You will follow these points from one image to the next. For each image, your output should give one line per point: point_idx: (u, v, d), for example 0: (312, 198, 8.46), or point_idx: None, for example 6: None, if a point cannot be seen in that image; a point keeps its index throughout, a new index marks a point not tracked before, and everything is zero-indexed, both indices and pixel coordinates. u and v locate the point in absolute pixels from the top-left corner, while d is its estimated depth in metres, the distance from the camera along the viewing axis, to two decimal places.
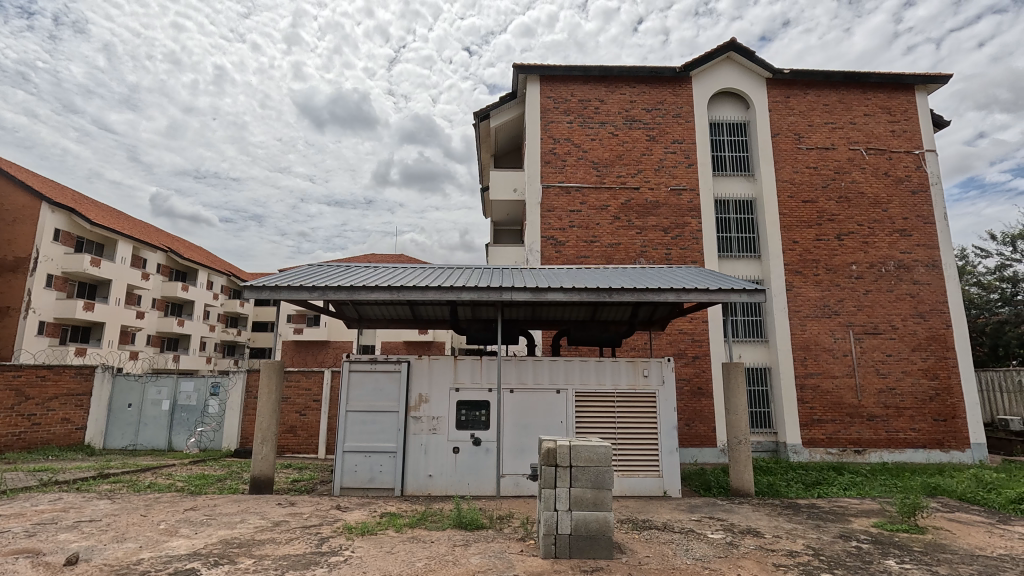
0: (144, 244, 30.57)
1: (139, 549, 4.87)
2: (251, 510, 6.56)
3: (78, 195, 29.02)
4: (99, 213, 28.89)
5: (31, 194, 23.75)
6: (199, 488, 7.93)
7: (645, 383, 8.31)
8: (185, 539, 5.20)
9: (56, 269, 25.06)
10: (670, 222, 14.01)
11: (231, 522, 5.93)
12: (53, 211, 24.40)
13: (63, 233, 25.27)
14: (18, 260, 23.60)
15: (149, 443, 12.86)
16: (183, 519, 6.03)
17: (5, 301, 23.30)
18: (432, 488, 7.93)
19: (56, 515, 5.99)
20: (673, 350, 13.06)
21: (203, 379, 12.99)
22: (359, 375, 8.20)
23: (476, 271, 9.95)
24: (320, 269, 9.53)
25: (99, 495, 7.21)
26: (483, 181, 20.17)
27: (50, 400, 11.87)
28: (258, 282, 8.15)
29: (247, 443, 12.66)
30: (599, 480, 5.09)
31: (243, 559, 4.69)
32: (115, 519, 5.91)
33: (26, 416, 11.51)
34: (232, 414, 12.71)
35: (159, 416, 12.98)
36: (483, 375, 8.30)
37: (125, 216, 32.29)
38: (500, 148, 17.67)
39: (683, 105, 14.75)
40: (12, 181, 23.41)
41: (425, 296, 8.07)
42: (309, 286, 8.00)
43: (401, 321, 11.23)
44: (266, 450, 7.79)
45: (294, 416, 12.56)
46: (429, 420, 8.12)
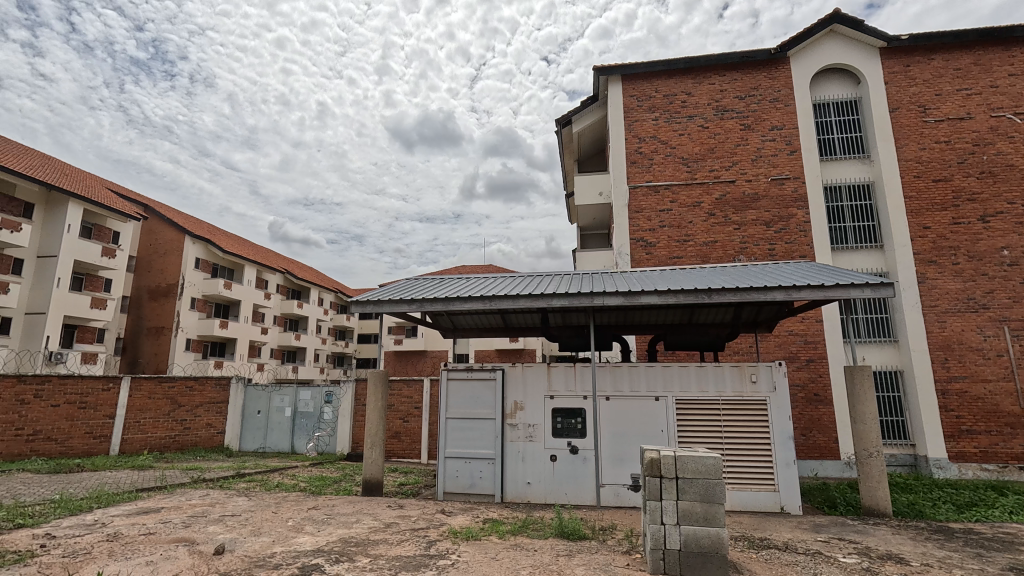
0: (266, 268, 34.20)
1: (272, 543, 5.38)
2: (365, 511, 7.00)
3: (214, 229, 33.38)
4: (231, 242, 32.91)
5: (177, 229, 27.87)
6: (319, 489, 8.62)
7: (753, 389, 7.71)
8: (310, 536, 5.66)
9: (198, 293, 28.82)
10: (772, 215, 12.99)
11: (347, 521, 6.36)
12: (195, 243, 28.32)
13: (203, 261, 29.15)
14: (169, 286, 27.53)
15: (275, 446, 14.22)
16: (308, 517, 6.58)
17: (161, 321, 27.21)
18: (531, 495, 7.94)
19: (206, 509, 6.81)
20: (782, 353, 12.03)
21: (318, 388, 14.18)
22: (456, 384, 8.46)
23: (565, 277, 9.88)
24: (417, 282, 10.01)
25: (237, 493, 8.09)
26: (567, 187, 20.09)
27: (197, 407, 13.61)
28: (363, 297, 8.72)
29: (357, 447, 13.57)
30: (710, 493, 4.77)
31: (359, 557, 5.00)
32: (252, 515, 6.59)
33: (179, 421, 13.28)
34: (343, 420, 13.71)
35: (283, 421, 14.31)
36: (577, 383, 8.19)
37: (250, 244, 36.45)
38: (583, 153, 17.52)
39: (780, 88, 13.67)
40: (164, 220, 27.90)
41: (516, 305, 8.15)
42: (408, 299, 8.42)
43: (494, 330, 11.45)
44: (375, 455, 8.28)
45: (398, 423, 13.26)
46: (525, 428, 8.15)
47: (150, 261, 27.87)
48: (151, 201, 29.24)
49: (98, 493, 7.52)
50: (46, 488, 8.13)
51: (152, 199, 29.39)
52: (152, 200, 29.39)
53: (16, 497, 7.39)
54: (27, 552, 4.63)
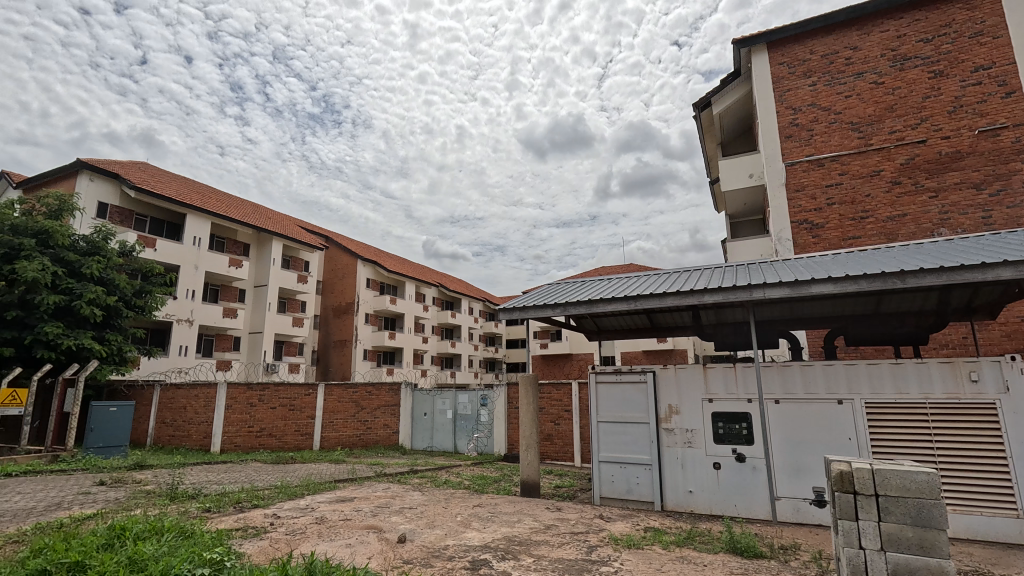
0: (422, 283, 37.67)
1: (444, 536, 5.84)
2: (525, 511, 7.24)
3: (380, 252, 37.94)
4: (393, 262, 37.03)
5: (351, 255, 32.39)
6: (482, 487, 9.15)
7: (976, 391, 6.27)
8: (477, 532, 6.02)
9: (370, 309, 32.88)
10: (985, 174, 10.53)
11: (510, 520, 6.63)
12: (365, 265, 32.63)
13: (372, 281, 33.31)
14: (348, 304, 31.91)
15: (441, 445, 15.44)
16: (474, 513, 7.01)
17: (344, 335, 31.62)
18: (694, 505, 7.46)
19: (389, 500, 7.66)
20: (1014, 344, 9.64)
21: (475, 392, 15.11)
22: (605, 387, 8.33)
23: (716, 270, 9.15)
24: (559, 287, 10.12)
25: (413, 487, 8.97)
26: (710, 174, 18.71)
27: (375, 410, 15.44)
28: (509, 304, 9.08)
29: (513, 449, 14.12)
30: (923, 517, 3.98)
31: (524, 556, 5.17)
32: (426, 508, 7.23)
33: (363, 421, 15.21)
34: (499, 422, 14.39)
35: (446, 423, 15.50)
36: (739, 385, 7.49)
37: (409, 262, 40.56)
38: (727, 135, 16.17)
39: (985, 18, 11.08)
40: (342, 248, 32.67)
41: (664, 304, 7.76)
42: (552, 304, 8.55)
43: (641, 331, 11.07)
44: (531, 456, 8.52)
45: (549, 425, 13.51)
46: (682, 433, 7.70)
47: (333, 283, 32.68)
48: (331, 233, 34.50)
49: (307, 482, 8.94)
50: (271, 476, 9.93)
51: (332, 232, 34.65)
52: (332, 233, 34.64)
53: (251, 482, 9.14)
54: (261, 528, 5.68)
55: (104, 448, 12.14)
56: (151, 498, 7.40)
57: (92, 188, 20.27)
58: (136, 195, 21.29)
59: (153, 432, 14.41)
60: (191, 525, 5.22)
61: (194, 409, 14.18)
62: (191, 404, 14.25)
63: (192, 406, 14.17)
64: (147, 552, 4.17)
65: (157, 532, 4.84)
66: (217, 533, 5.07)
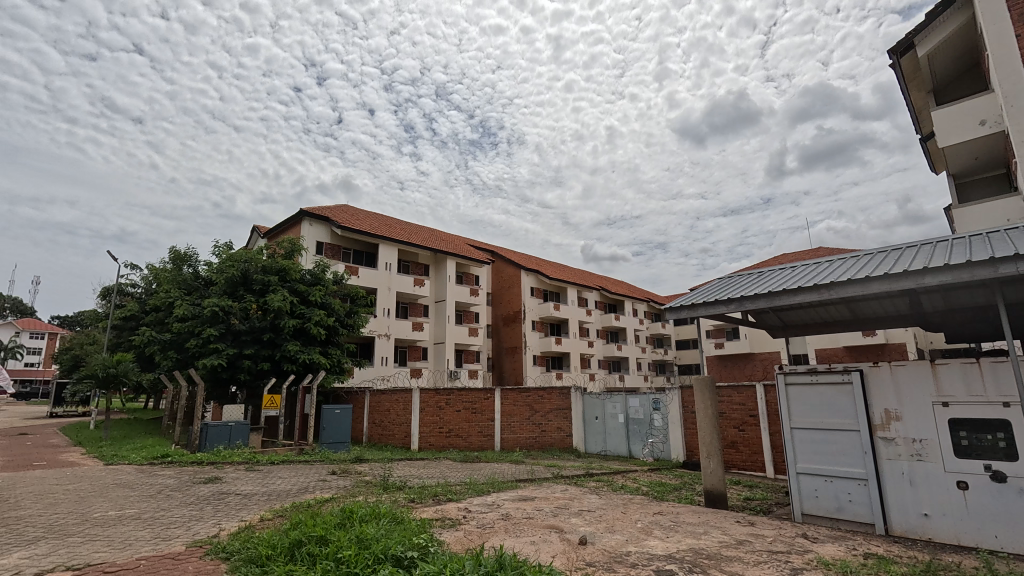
0: (584, 287, 37.89)
1: (626, 541, 5.75)
2: (712, 523, 6.74)
3: (541, 260, 39.41)
4: (555, 270, 38.06)
5: (515, 266, 34.30)
6: (662, 495, 8.79)
7: None
8: (660, 541, 5.81)
9: (536, 316, 34.29)
10: None
11: (696, 532, 6.24)
12: (528, 274, 34.29)
13: (536, 289, 34.76)
14: (516, 313, 33.73)
15: (615, 449, 15.10)
16: (655, 521, 6.78)
17: (514, 342, 33.48)
18: (933, 532, 6.13)
19: (567, 502, 7.82)
20: None
21: (646, 395, 14.59)
22: (798, 389, 7.36)
23: (941, 245, 7.45)
24: (732, 280, 9.27)
25: (591, 490, 9.02)
26: (922, 130, 15.42)
27: (549, 413, 15.86)
28: (676, 303, 8.60)
29: (693, 456, 13.08)
30: None
31: (715, 571, 4.82)
32: (606, 512, 7.19)
33: (538, 424, 15.76)
34: (675, 427, 13.56)
35: (619, 427, 15.17)
36: (989, 385, 5.96)
37: (570, 268, 41.23)
38: (942, 79, 13.19)
39: None
40: (507, 260, 34.76)
41: (868, 291, 6.59)
42: (725, 300, 7.87)
43: (840, 324, 9.54)
44: (714, 465, 7.93)
45: (733, 432, 12.38)
46: (908, 443, 6.40)
47: (501, 294, 34.85)
48: (496, 248, 37.01)
49: (492, 480, 9.60)
50: (461, 473, 10.91)
51: (497, 247, 37.16)
52: (497, 247, 37.14)
53: (445, 478, 10.16)
54: (456, 519, 6.29)
55: (334, 443, 14.73)
56: (369, 487, 8.73)
57: (312, 231, 24.92)
58: (342, 232, 25.61)
59: (366, 431, 16.91)
60: (400, 513, 6.01)
61: (396, 411, 16.42)
62: (393, 407, 16.53)
63: (394, 409, 16.45)
64: (370, 533, 4.93)
65: (376, 516, 5.70)
66: (421, 521, 5.76)
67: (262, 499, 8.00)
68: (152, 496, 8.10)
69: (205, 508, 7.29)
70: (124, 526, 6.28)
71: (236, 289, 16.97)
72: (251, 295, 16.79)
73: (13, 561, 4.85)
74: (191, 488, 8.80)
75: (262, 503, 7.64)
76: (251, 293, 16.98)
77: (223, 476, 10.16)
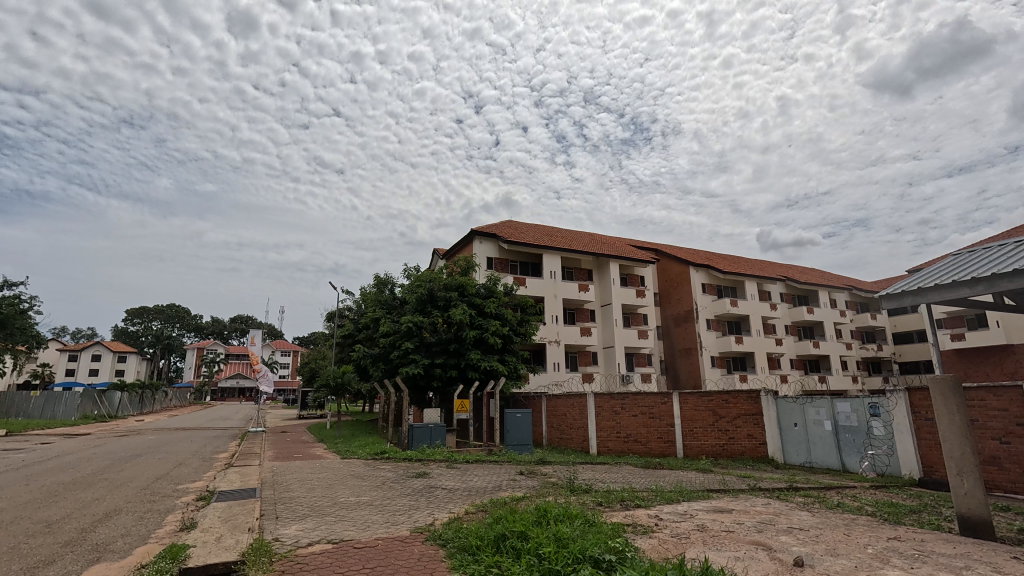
0: (765, 279, 34.09)
1: (855, 568, 4.97)
2: (977, 557, 5.44)
3: (712, 254, 36.66)
4: (728, 263, 35.04)
5: (682, 263, 32.51)
6: (896, 517, 7.39)
7: None
8: (903, 572, 4.88)
9: (710, 314, 32.00)
10: None
11: (953, 566, 5.10)
12: (698, 270, 32.25)
13: (708, 285, 32.44)
14: (688, 312, 31.89)
15: (823, 462, 12.88)
16: (892, 548, 5.73)
17: (688, 343, 31.63)
18: None
19: (772, 517, 7.08)
20: None
21: (859, 399, 12.15)
22: None
23: None
24: (973, 255, 7.43)
25: (800, 506, 8.02)
26: None
27: (736, 419, 14.33)
28: (893, 289, 7.17)
29: (933, 473, 10.45)
30: None
31: None
32: (822, 532, 6.31)
33: (724, 431, 14.40)
34: (904, 437, 11.00)
35: (826, 436, 12.93)
36: None
37: (746, 259, 37.52)
38: None
39: None
40: (673, 258, 33.12)
41: None
42: (968, 280, 6.33)
43: None
44: (970, 484, 6.42)
45: (992, 445, 9.87)
46: None
47: (669, 293, 33.26)
48: (660, 246, 35.56)
49: (680, 489, 9.15)
50: (645, 479, 10.63)
51: (660, 245, 35.71)
52: (661, 245, 35.68)
53: (630, 483, 9.99)
54: (648, 526, 6.16)
55: (519, 445, 15.60)
56: (556, 489, 9.04)
57: (482, 248, 26.99)
58: (509, 246, 27.22)
59: (546, 435, 17.51)
60: (591, 515, 6.11)
61: (573, 416, 16.77)
62: (570, 411, 16.90)
63: (571, 413, 16.81)
64: (566, 533, 5.10)
65: (568, 517, 5.89)
66: (613, 525, 5.77)
67: (464, 494, 8.85)
68: (378, 486, 9.56)
69: (420, 500, 8.34)
70: (363, 510, 7.53)
71: (425, 306, 19.12)
72: (437, 311, 18.76)
73: (292, 532, 6.17)
74: (406, 481, 10.17)
75: (464, 498, 8.45)
76: (437, 309, 18.98)
77: (430, 472, 11.53)
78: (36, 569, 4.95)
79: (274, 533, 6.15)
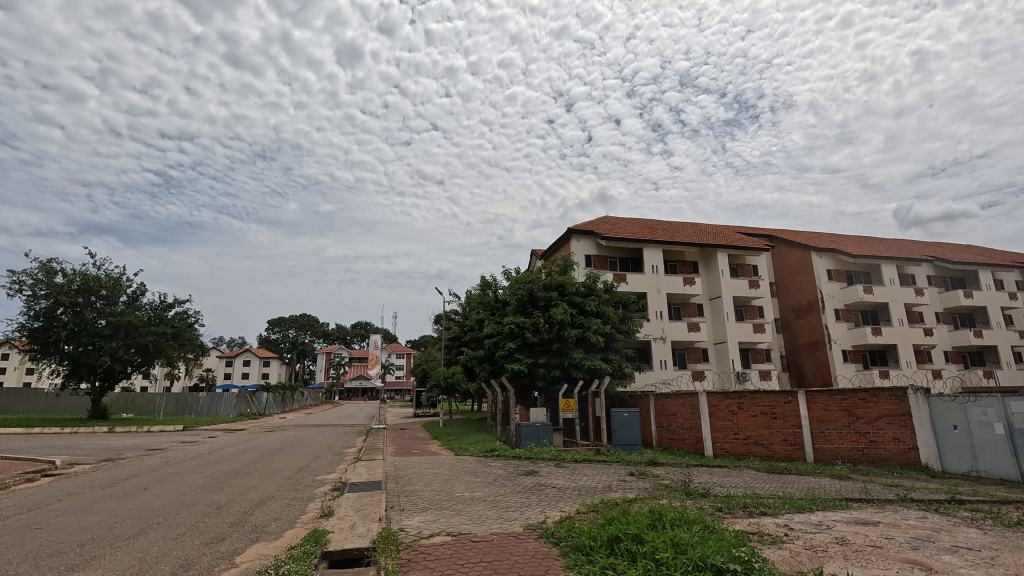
0: (907, 261, 29.88)
1: None
2: None
3: (837, 237, 32.97)
4: (858, 245, 31.25)
5: (802, 249, 29.65)
6: None
7: None
8: None
9: (839, 303, 28.86)
10: None
11: None
12: (821, 256, 29.25)
13: (835, 272, 29.24)
14: (811, 302, 28.99)
15: (995, 471, 10.95)
16: None
17: (814, 337, 28.72)
18: None
19: (931, 533, 6.16)
20: None
21: None
22: None
23: None
24: None
25: (966, 522, 6.88)
26: None
27: (877, 420, 12.62)
28: None
29: None
30: None
31: None
32: (998, 554, 5.37)
33: (862, 433, 12.76)
34: None
35: (998, 441, 10.99)
36: None
37: (881, 240, 33.19)
38: None
39: None
40: (790, 243, 30.31)
41: None
42: None
43: None
44: None
45: None
46: None
47: (787, 283, 30.45)
48: (775, 232, 32.76)
49: (812, 496, 8.32)
50: (771, 485, 9.82)
51: (775, 230, 32.89)
52: (775, 231, 32.86)
53: (753, 489, 9.29)
54: (777, 536, 5.68)
55: (627, 445, 15.20)
56: (671, 491, 8.67)
57: (580, 246, 26.78)
58: (607, 243, 26.72)
59: (656, 435, 16.87)
60: (711, 521, 5.77)
61: (684, 416, 16.01)
62: (681, 411, 16.16)
63: (682, 413, 16.06)
64: (684, 538, 4.88)
65: (686, 521, 5.62)
66: (737, 534, 5.40)
67: (574, 494, 8.83)
68: (491, 482, 9.89)
69: (531, 498, 8.48)
70: (477, 505, 7.82)
71: (526, 307, 19.39)
72: (538, 311, 18.94)
73: (415, 524, 6.60)
74: (516, 478, 10.41)
75: (574, 498, 8.44)
76: (538, 309, 19.14)
77: (539, 470, 11.68)
78: (213, 544, 5.83)
79: (400, 524, 6.61)
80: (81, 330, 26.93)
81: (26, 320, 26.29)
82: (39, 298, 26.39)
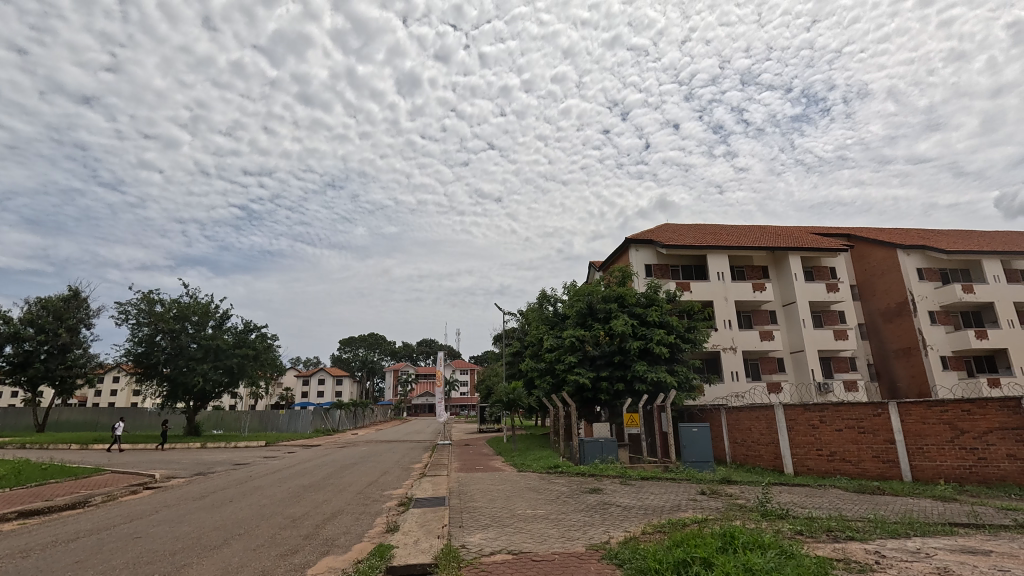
0: (1014, 255, 26.68)
1: None
2: None
3: (928, 233, 30.12)
4: (953, 240, 28.35)
5: (886, 247, 27.37)
6: None
7: None
8: None
9: (934, 305, 26.24)
10: None
11: None
12: (909, 254, 26.84)
13: (926, 271, 26.73)
14: (900, 305, 26.59)
15: None
16: None
17: (906, 342, 26.24)
18: None
19: None
20: None
21: None
22: None
23: None
24: None
25: None
26: None
27: (986, 434, 11.17)
28: None
29: None
30: None
31: None
32: None
33: (970, 449, 11.34)
34: None
35: None
36: None
37: (979, 233, 29.93)
38: None
39: None
40: (873, 242, 28.05)
41: None
42: None
43: None
44: None
45: None
46: None
47: (872, 284, 28.12)
48: (855, 231, 30.50)
49: (910, 520, 7.49)
50: (859, 507, 8.98)
51: (854, 230, 30.65)
52: (855, 230, 30.61)
53: (839, 511, 8.52)
54: (867, 565, 5.15)
55: (698, 462, 14.48)
56: (745, 512, 8.15)
57: (639, 256, 26.20)
58: (667, 251, 25.98)
59: (730, 451, 15.99)
60: (790, 546, 5.36)
61: (759, 430, 15.09)
62: (755, 426, 15.25)
63: (757, 427, 15.15)
64: (758, 564, 4.56)
65: (760, 546, 5.24)
66: (819, 560, 4.96)
67: (640, 513, 8.51)
68: (554, 500, 9.75)
69: (594, 516, 8.28)
70: (539, 524, 7.72)
71: (585, 320, 19.15)
72: (598, 323, 18.62)
73: (476, 541, 6.60)
74: (580, 497, 10.18)
75: (640, 517, 8.14)
76: (598, 321, 18.84)
77: (604, 488, 11.37)
78: (286, 556, 6.14)
79: (462, 541, 6.66)
80: (177, 353, 29.59)
81: (130, 346, 29.25)
82: (141, 325, 29.40)
